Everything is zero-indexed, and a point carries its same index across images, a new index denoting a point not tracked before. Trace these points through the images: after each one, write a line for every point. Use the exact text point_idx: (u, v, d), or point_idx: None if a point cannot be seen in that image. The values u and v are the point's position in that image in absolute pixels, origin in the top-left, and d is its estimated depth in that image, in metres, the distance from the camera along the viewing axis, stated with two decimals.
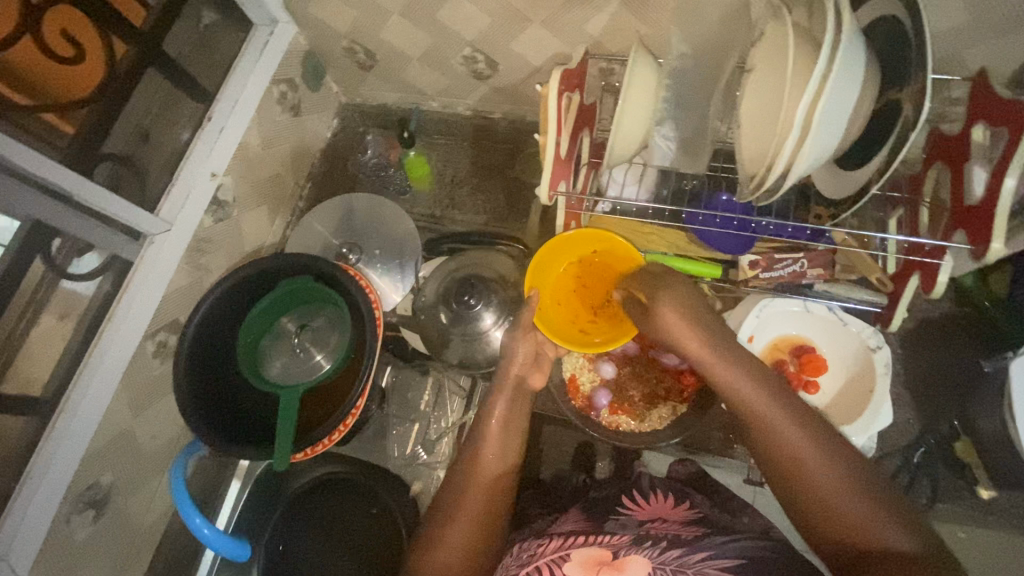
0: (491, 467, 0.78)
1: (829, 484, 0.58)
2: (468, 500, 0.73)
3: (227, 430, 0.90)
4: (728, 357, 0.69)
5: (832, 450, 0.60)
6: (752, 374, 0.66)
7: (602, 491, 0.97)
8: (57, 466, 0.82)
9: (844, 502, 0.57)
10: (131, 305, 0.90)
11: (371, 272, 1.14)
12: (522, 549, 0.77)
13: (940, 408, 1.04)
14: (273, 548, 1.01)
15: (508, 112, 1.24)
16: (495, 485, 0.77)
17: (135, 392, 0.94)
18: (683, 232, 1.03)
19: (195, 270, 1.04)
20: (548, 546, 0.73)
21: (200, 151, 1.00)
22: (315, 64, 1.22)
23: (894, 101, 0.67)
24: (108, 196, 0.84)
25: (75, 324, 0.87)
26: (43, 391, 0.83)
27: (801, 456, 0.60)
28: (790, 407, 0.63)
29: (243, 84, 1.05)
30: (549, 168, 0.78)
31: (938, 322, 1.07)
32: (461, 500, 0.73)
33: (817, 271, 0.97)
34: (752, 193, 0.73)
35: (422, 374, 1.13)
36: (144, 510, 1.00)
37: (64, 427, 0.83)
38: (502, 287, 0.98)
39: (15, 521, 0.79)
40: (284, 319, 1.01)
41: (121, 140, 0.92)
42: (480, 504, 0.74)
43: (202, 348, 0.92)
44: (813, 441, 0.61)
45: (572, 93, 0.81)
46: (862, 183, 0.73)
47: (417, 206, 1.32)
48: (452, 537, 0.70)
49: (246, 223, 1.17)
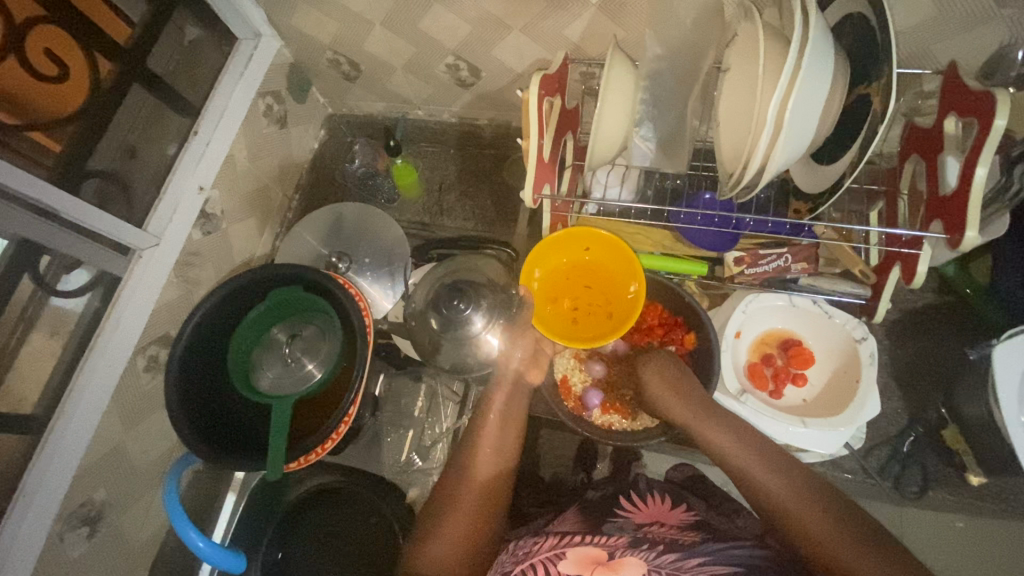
0: (490, 468, 0.81)
1: (819, 528, 0.67)
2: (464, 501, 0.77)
3: (219, 442, 0.91)
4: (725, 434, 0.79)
5: (818, 497, 0.70)
6: (739, 434, 0.78)
7: (600, 491, 0.96)
8: (50, 483, 0.82)
9: (835, 544, 0.65)
10: (121, 320, 0.90)
11: (361, 280, 1.15)
12: (519, 545, 0.77)
13: (928, 396, 1.05)
14: (271, 557, 1.00)
15: (493, 118, 1.25)
16: (492, 489, 0.80)
17: (127, 407, 0.95)
18: (668, 230, 1.04)
19: (184, 283, 1.04)
20: (545, 543, 0.74)
21: (188, 165, 1.01)
22: (300, 77, 1.23)
23: (865, 96, 0.69)
24: (95, 212, 0.85)
25: (65, 341, 0.87)
26: (35, 408, 0.83)
27: (791, 504, 0.70)
28: (778, 462, 0.74)
29: (229, 98, 1.06)
30: (531, 171, 0.79)
31: (922, 312, 1.08)
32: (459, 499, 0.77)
33: (802, 265, 0.98)
34: (730, 190, 0.74)
35: (415, 381, 1.13)
36: (139, 525, 1.00)
37: (56, 444, 0.83)
38: (491, 290, 0.98)
39: (9, 540, 0.78)
40: (276, 330, 1.00)
41: (108, 157, 0.93)
42: (476, 501, 0.77)
43: (195, 360, 0.93)
44: (800, 492, 0.71)
45: (552, 97, 0.82)
46: (836, 176, 0.74)
47: (406, 214, 1.33)
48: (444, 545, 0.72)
49: (235, 236, 1.17)
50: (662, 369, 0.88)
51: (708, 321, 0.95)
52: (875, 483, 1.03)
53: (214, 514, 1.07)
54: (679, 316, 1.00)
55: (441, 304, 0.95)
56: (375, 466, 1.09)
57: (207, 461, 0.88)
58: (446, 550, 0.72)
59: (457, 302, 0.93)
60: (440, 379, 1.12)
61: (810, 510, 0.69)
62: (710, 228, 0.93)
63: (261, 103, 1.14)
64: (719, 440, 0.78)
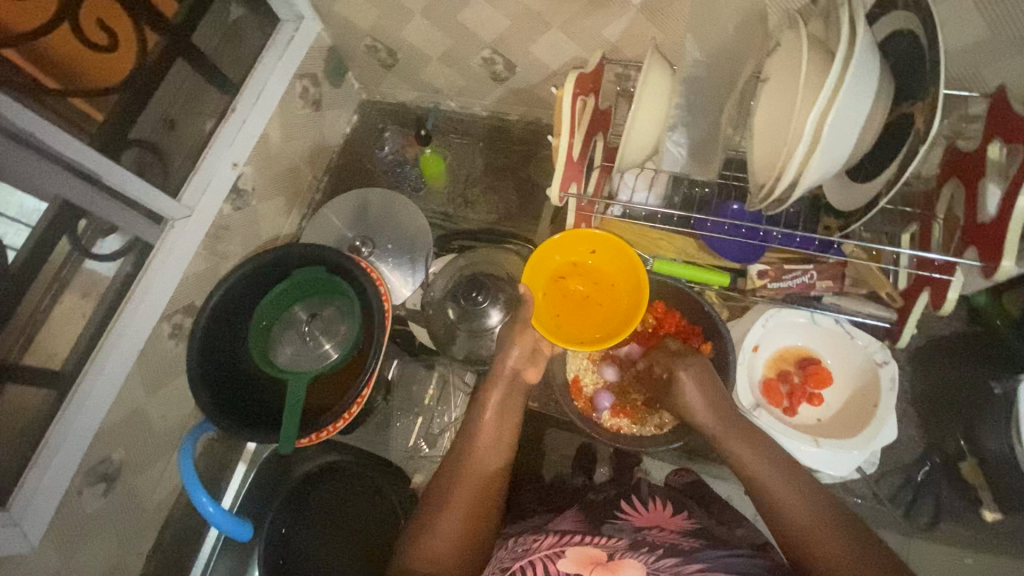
0: (491, 461, 0.81)
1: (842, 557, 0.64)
2: (466, 496, 0.76)
3: (236, 410, 0.93)
4: (748, 443, 0.79)
5: (838, 521, 0.68)
6: (767, 455, 0.76)
7: (600, 494, 0.97)
8: (73, 439, 0.85)
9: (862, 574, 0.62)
10: (149, 287, 0.93)
11: (382, 266, 1.16)
12: (518, 544, 0.77)
13: (947, 427, 1.03)
14: (275, 533, 1.02)
15: (524, 114, 1.25)
16: (488, 488, 0.79)
17: (150, 372, 0.98)
18: (693, 238, 1.03)
19: (212, 256, 1.07)
20: (544, 542, 0.74)
21: (223, 140, 1.03)
22: (337, 61, 1.25)
23: (908, 115, 0.67)
24: (134, 180, 0.87)
25: (96, 302, 0.90)
26: (63, 365, 0.86)
27: (813, 526, 0.68)
28: (807, 491, 0.72)
29: (267, 79, 1.07)
30: (560, 169, 0.79)
31: (950, 341, 1.05)
32: (454, 496, 0.75)
33: (826, 284, 0.97)
34: (760, 202, 0.73)
35: (428, 369, 1.14)
36: (153, 486, 1.03)
37: (82, 401, 0.86)
38: (510, 286, 1.00)
39: (31, 490, 0.81)
40: (296, 308, 1.03)
41: (148, 127, 0.96)
42: (474, 495, 0.77)
43: (217, 332, 0.95)
44: (833, 526, 0.67)
45: (586, 97, 0.82)
46: (870, 197, 0.73)
47: (430, 204, 1.34)
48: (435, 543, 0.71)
49: (264, 213, 1.20)
50: (700, 382, 0.86)
51: (727, 333, 0.94)
52: (885, 510, 1.01)
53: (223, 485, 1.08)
54: (697, 325, 0.98)
55: (461, 296, 0.95)
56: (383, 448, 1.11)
57: (225, 431, 0.90)
58: (443, 542, 0.71)
59: (476, 294, 0.93)
60: (453, 371, 1.13)
61: (834, 538, 0.66)
62: (735, 239, 0.92)
63: (298, 85, 1.16)
64: (734, 447, 0.79)
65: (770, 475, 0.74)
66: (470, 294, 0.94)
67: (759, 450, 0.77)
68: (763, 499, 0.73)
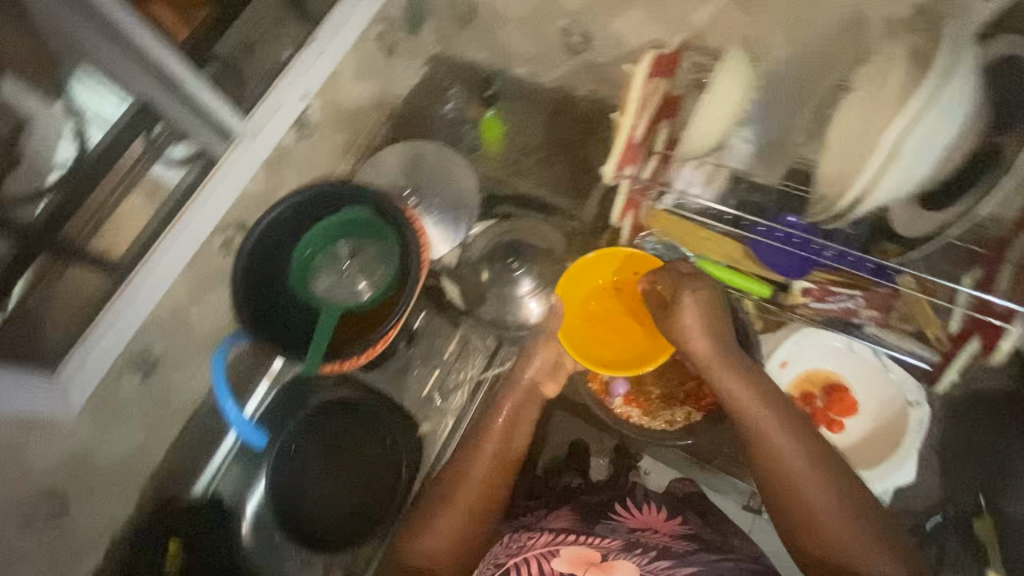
0: (495, 449, 0.83)
1: (841, 529, 0.65)
2: (464, 497, 0.78)
3: (271, 329, 0.97)
4: (742, 374, 0.78)
5: (822, 462, 0.70)
6: (784, 418, 0.73)
7: (595, 495, 0.96)
8: (119, 323, 0.91)
9: (833, 517, 0.66)
10: (209, 198, 0.97)
11: (426, 218, 1.18)
12: (513, 539, 0.79)
13: (968, 481, 0.99)
14: (287, 447, 1.10)
15: (593, 91, 1.23)
16: (489, 484, 0.80)
17: (197, 277, 1.03)
18: (740, 245, 0.98)
19: (269, 182, 1.10)
20: (539, 541, 0.76)
21: (298, 70, 1.04)
22: (417, 10, 1.25)
23: (999, 145, 0.64)
24: (208, 92, 0.90)
25: (160, 204, 0.96)
26: (122, 256, 0.93)
27: (797, 468, 0.69)
28: (819, 456, 0.70)
29: (346, 19, 1.09)
30: (619, 150, 0.78)
31: (992, 396, 1.00)
32: (451, 496, 0.79)
33: (870, 313, 0.95)
34: (818, 215, 0.72)
35: (452, 326, 1.15)
36: (185, 385, 1.09)
37: (133, 290, 0.91)
38: (545, 260, 1.13)
39: (79, 359, 0.88)
40: (341, 243, 1.06)
41: (230, 48, 0.99)
42: (476, 493, 0.79)
43: (261, 253, 0.99)
44: (819, 473, 0.69)
45: (660, 77, 0.80)
46: (935, 226, 0.71)
47: (483, 166, 1.26)
48: (428, 539, 0.75)
49: (321, 148, 1.21)
50: (700, 303, 0.83)
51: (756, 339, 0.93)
52: None
53: (245, 396, 1.12)
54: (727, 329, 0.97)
55: (498, 262, 1.12)
56: (391, 397, 1.12)
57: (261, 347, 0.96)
58: (439, 542, 0.75)
59: (513, 261, 1.11)
60: (477, 331, 1.14)
61: (836, 509, 0.66)
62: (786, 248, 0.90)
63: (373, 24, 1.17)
64: (725, 378, 0.79)
65: (756, 407, 0.75)
66: (509, 260, 1.12)
67: (775, 411, 0.74)
68: (749, 432, 0.74)
